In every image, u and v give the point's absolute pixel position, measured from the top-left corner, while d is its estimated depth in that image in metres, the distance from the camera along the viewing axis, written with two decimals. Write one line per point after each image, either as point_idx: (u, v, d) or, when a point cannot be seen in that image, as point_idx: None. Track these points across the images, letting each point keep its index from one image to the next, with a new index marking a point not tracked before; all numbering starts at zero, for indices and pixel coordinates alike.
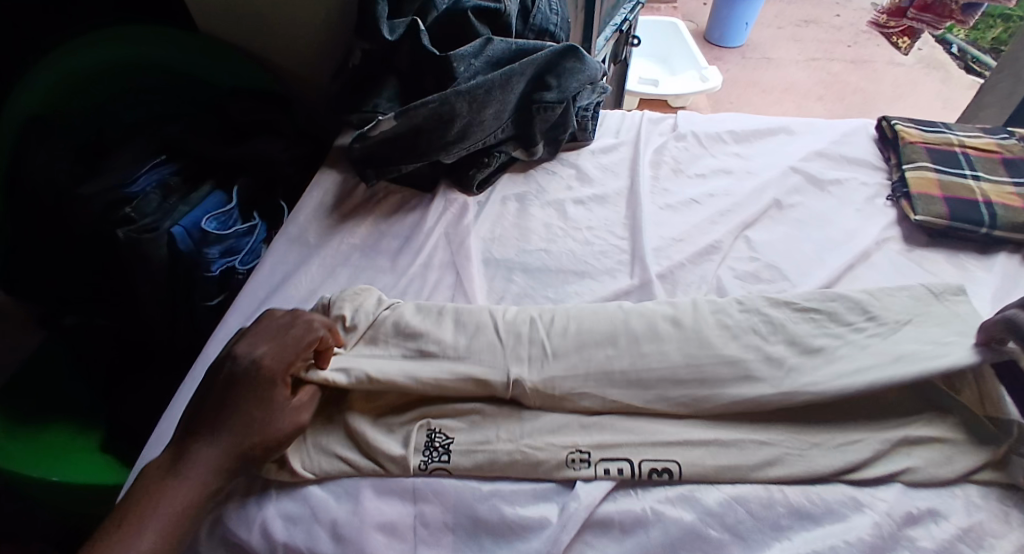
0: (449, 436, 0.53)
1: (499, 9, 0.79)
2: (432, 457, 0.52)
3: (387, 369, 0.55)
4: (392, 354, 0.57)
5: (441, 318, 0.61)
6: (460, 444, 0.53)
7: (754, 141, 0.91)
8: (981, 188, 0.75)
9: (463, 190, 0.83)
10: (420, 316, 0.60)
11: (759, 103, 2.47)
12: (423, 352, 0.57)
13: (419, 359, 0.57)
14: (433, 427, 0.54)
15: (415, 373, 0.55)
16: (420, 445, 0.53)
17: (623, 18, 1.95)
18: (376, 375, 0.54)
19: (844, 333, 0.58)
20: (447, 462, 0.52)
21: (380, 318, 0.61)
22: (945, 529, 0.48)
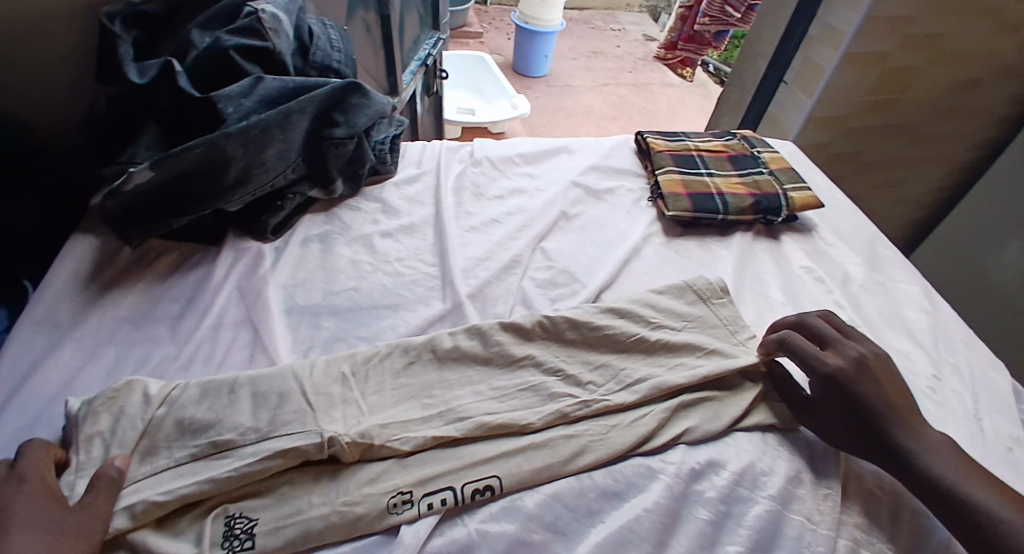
0: (252, 517, 0.48)
1: (267, 47, 0.76)
2: (233, 547, 0.46)
3: (173, 487, 0.47)
4: (174, 461, 0.49)
5: (236, 399, 0.54)
6: (267, 523, 0.47)
7: (542, 161, 0.99)
8: (715, 182, 0.91)
9: (256, 236, 0.77)
10: (208, 400, 0.53)
11: (566, 125, 2.74)
12: (218, 444, 0.50)
13: (213, 457, 0.50)
14: (232, 512, 0.48)
15: (210, 478, 0.48)
16: (217, 539, 0.46)
17: (427, 53, 2.03)
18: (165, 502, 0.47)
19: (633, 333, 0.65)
20: (252, 547, 0.46)
21: (157, 418, 0.51)
22: (725, 477, 0.55)
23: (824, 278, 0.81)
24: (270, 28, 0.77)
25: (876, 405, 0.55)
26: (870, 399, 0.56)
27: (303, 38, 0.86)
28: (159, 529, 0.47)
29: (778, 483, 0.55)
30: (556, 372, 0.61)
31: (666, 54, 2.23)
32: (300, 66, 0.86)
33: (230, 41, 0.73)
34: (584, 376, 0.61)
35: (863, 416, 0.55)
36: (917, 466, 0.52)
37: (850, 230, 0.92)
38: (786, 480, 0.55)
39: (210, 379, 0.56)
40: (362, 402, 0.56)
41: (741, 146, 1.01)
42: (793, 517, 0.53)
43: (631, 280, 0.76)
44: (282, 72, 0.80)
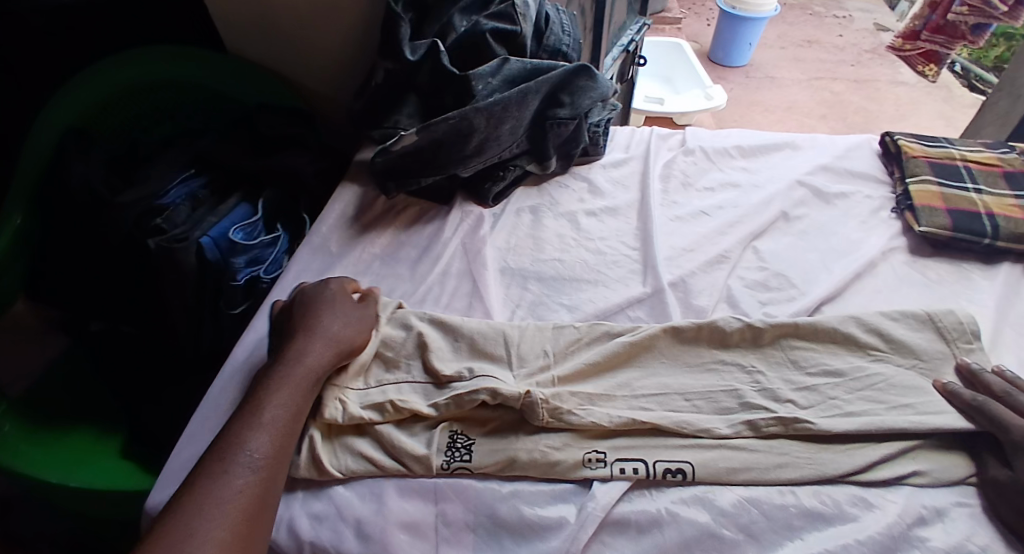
0: (470, 437, 0.55)
1: (516, 31, 0.83)
2: (454, 457, 0.54)
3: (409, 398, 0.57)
4: (413, 377, 0.59)
5: (459, 348, 0.62)
6: (482, 445, 0.55)
7: (761, 156, 0.93)
8: (984, 201, 0.77)
9: (478, 202, 0.86)
10: (442, 334, 0.63)
11: (765, 120, 2.51)
12: (444, 379, 0.58)
13: (438, 388, 0.58)
14: (455, 429, 0.56)
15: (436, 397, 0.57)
16: (441, 446, 0.55)
17: (630, 39, 2.01)
18: (403, 404, 0.56)
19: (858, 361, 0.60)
20: (468, 461, 0.54)
21: (398, 338, 0.62)
22: (961, 533, 0.49)
23: None
24: (521, 13, 0.84)
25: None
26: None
27: (541, 23, 0.92)
28: (397, 426, 0.57)
29: None
30: (751, 380, 0.59)
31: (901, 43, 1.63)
32: (534, 50, 0.92)
33: (487, 25, 0.81)
34: (784, 394, 0.57)
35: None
36: None
37: None
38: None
39: (441, 320, 0.64)
40: (555, 370, 0.60)
41: (1022, 161, 0.83)
42: None
43: (859, 297, 0.69)
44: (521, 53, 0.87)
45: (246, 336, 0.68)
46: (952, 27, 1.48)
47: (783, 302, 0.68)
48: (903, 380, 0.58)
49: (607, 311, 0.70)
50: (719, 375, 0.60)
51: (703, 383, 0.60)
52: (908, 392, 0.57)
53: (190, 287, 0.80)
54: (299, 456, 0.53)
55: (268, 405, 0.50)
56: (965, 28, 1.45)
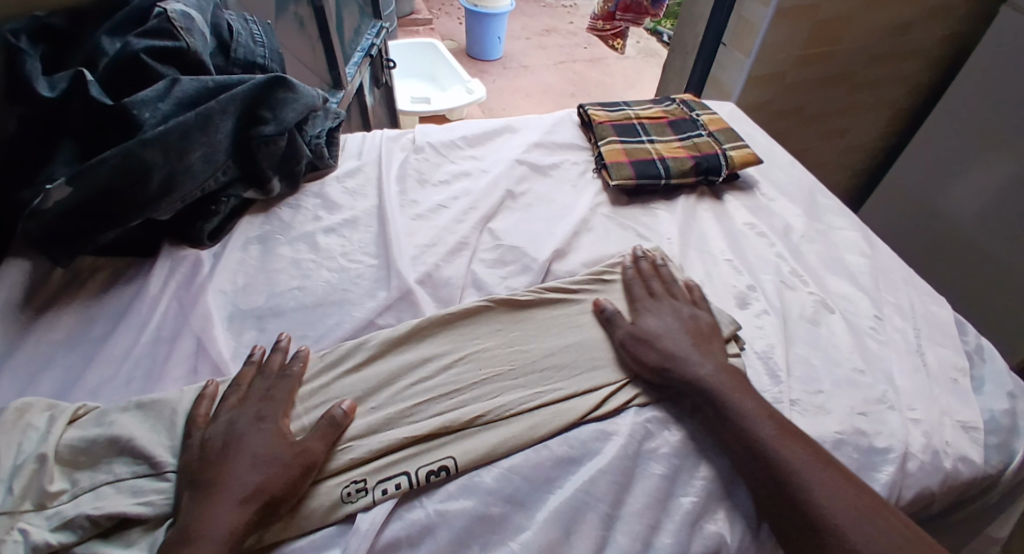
0: None
1: (181, 47, 0.73)
2: None
3: (110, 503, 0.46)
4: (115, 476, 0.48)
5: (177, 423, 0.52)
6: None
7: (486, 143, 0.99)
8: (656, 148, 0.91)
9: (193, 244, 0.75)
10: (153, 422, 0.52)
11: (523, 105, 2.72)
12: (159, 466, 0.49)
13: (154, 476, 0.49)
14: None
15: (151, 498, 0.47)
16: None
17: (371, 42, 1.99)
18: (100, 512, 0.46)
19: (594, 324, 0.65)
20: None
21: (92, 435, 0.50)
22: (677, 432, 0.57)
23: (767, 234, 0.82)
24: (182, 26, 0.73)
25: (705, 381, 0.57)
26: (703, 377, 0.57)
27: (222, 34, 0.83)
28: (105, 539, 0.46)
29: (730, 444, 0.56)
30: (507, 359, 0.61)
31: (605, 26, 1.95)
32: (222, 65, 0.83)
33: (139, 44, 0.69)
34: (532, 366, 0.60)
35: (706, 390, 0.56)
36: (766, 452, 0.51)
37: (793, 184, 0.93)
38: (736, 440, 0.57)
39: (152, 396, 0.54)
40: (304, 416, 0.54)
41: (678, 110, 1.01)
42: None
43: (579, 251, 0.77)
44: (202, 72, 0.77)
45: None
46: (637, 4, 1.84)
47: (516, 275, 0.73)
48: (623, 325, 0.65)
49: (356, 328, 0.66)
50: (476, 360, 0.61)
51: (463, 378, 0.59)
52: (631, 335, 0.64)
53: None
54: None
55: None
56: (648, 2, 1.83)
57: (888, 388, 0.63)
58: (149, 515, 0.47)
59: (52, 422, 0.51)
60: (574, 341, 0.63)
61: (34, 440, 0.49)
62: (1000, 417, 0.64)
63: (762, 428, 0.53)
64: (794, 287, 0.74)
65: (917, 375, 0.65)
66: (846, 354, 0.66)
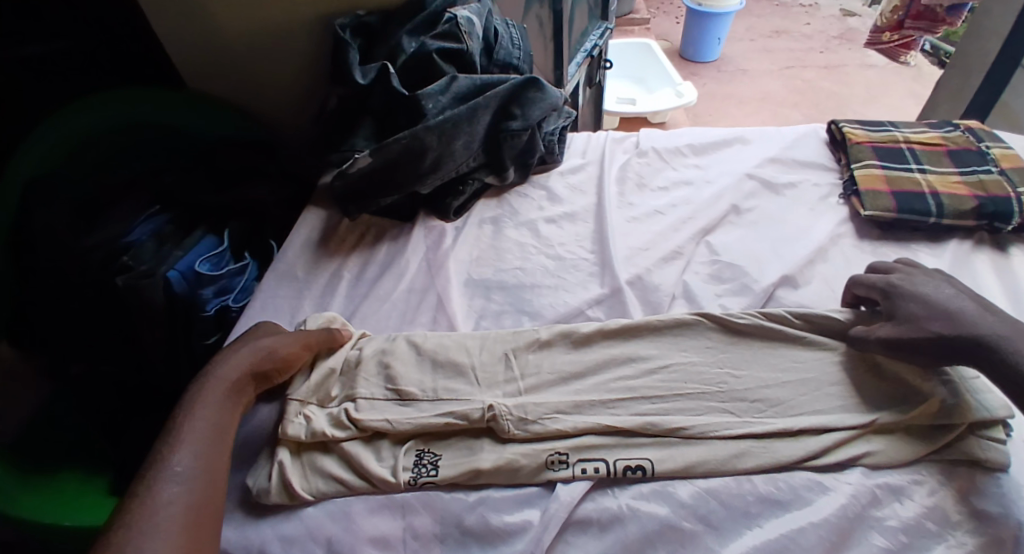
0: (437, 453, 0.56)
1: (462, 49, 0.85)
2: (421, 472, 0.55)
3: (369, 414, 0.58)
4: (372, 394, 0.60)
5: (424, 362, 0.63)
6: (447, 459, 0.56)
7: (713, 152, 0.96)
8: (927, 179, 0.79)
9: (440, 217, 0.87)
10: (407, 358, 0.63)
11: (738, 113, 2.54)
12: (404, 394, 0.60)
13: (401, 404, 0.60)
14: (422, 448, 0.57)
15: (395, 418, 0.58)
16: (408, 465, 0.56)
17: (593, 43, 2.05)
18: (364, 421, 0.57)
19: (818, 365, 0.61)
20: (435, 475, 0.55)
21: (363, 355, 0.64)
22: (911, 509, 0.50)
23: None
24: (466, 31, 0.85)
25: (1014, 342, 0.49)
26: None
27: (490, 38, 0.94)
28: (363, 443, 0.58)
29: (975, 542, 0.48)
30: (718, 380, 0.60)
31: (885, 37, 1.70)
32: (485, 65, 0.94)
33: (433, 45, 0.83)
34: (742, 395, 0.59)
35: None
36: None
37: None
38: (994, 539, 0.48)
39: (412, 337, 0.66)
40: (521, 382, 0.61)
41: (963, 139, 0.85)
42: None
43: (808, 282, 0.71)
44: (471, 71, 0.88)
45: None
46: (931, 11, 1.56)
47: (733, 295, 0.70)
48: (853, 376, 0.59)
49: (567, 315, 0.71)
50: (685, 372, 0.61)
51: (670, 388, 0.60)
52: (865, 391, 0.58)
53: (168, 327, 0.81)
54: (269, 480, 0.54)
55: (188, 430, 0.49)
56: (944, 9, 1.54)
57: None
58: (392, 431, 0.58)
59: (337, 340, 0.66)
60: (795, 379, 0.59)
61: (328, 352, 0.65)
62: None
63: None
64: None
65: None
66: None
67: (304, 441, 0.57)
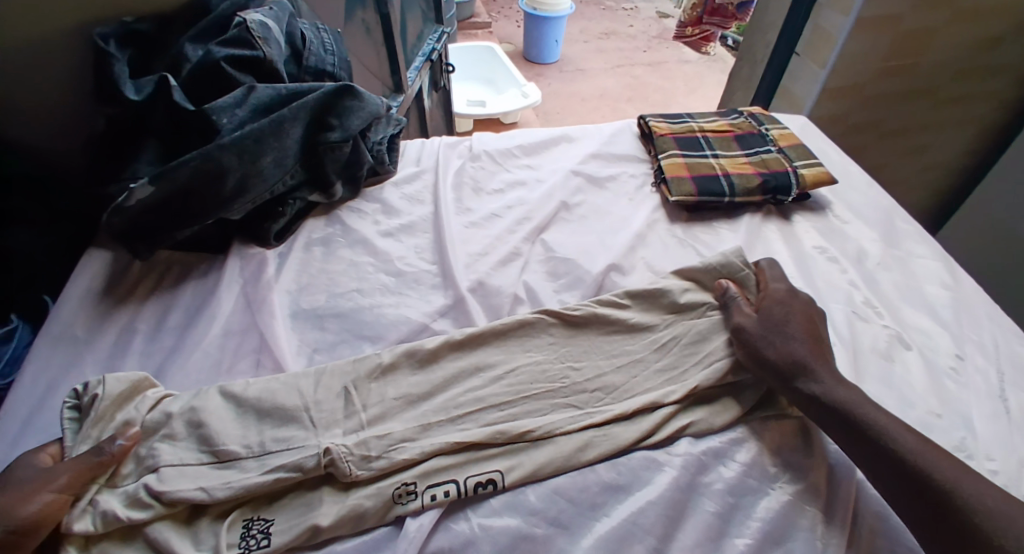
0: (269, 518, 0.49)
1: (258, 56, 0.76)
2: (250, 546, 0.48)
3: (178, 486, 0.49)
4: (181, 460, 0.51)
5: (246, 414, 0.55)
6: (281, 524, 0.49)
7: (542, 152, 0.98)
8: (720, 163, 0.88)
9: (260, 244, 0.78)
10: (226, 408, 0.55)
11: (580, 110, 2.69)
12: (223, 455, 0.52)
13: (220, 466, 0.51)
14: (250, 516, 0.49)
15: (212, 485, 0.49)
16: (234, 540, 0.48)
17: (432, 47, 2.02)
18: (172, 495, 0.48)
19: (655, 343, 0.63)
20: (268, 546, 0.48)
21: (167, 416, 0.53)
22: (733, 468, 0.55)
23: (838, 259, 0.78)
24: (260, 36, 0.77)
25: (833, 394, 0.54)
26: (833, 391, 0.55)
27: (296, 43, 0.86)
28: (175, 523, 0.49)
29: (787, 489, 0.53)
30: (562, 376, 0.60)
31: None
32: (295, 72, 0.86)
33: (219, 53, 0.73)
34: (583, 390, 0.59)
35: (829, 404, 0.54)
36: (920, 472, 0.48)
37: (867, 205, 0.87)
38: (798, 483, 0.54)
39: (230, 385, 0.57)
40: (363, 415, 0.56)
41: (747, 124, 0.96)
42: (807, 507, 0.52)
43: (634, 269, 0.75)
44: (276, 79, 0.80)
45: None
46: None
47: (568, 290, 0.72)
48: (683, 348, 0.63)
49: (410, 334, 0.68)
50: (531, 371, 0.60)
51: (518, 391, 0.58)
52: (694, 359, 0.62)
53: None
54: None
55: None
56: None
57: (965, 434, 0.58)
58: (211, 503, 0.49)
59: (142, 405, 0.54)
60: (626, 360, 0.62)
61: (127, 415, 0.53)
62: None
63: (905, 440, 0.50)
64: (863, 318, 0.69)
65: (1002, 423, 0.59)
66: (920, 395, 0.61)
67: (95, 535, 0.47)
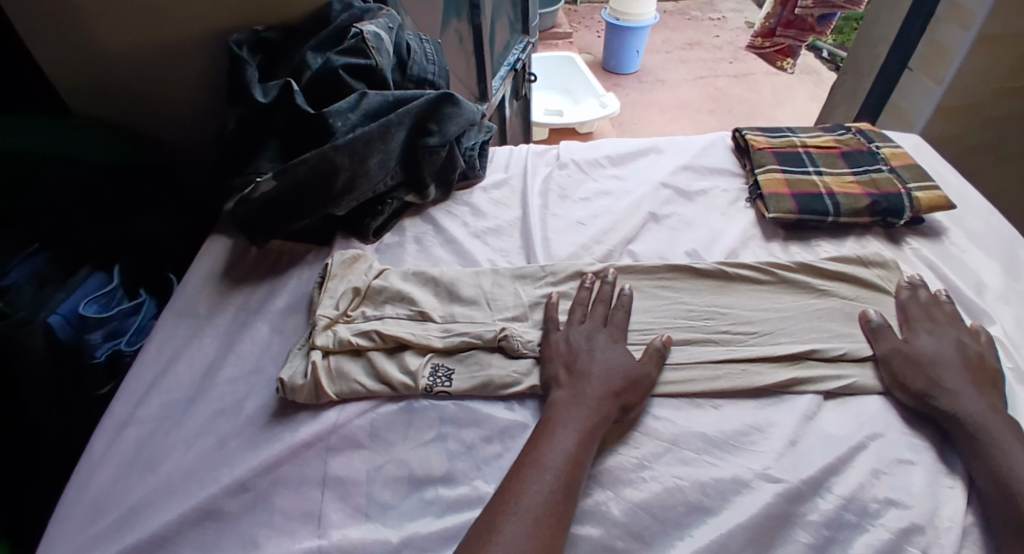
0: (452, 368, 0.63)
1: (370, 64, 0.81)
2: (437, 382, 0.62)
3: (393, 328, 0.66)
4: (398, 314, 0.68)
5: (443, 300, 0.70)
6: (462, 374, 0.63)
7: (630, 163, 0.98)
8: (824, 180, 0.83)
9: (360, 238, 0.82)
10: (427, 289, 0.71)
11: (662, 120, 2.65)
12: (427, 314, 0.67)
13: (421, 321, 0.67)
14: (438, 362, 0.64)
15: (418, 333, 0.66)
16: (427, 375, 0.63)
17: (517, 57, 2.06)
18: (387, 332, 0.65)
19: (785, 282, 0.71)
20: (450, 386, 0.62)
21: (374, 284, 0.71)
22: (831, 500, 0.52)
23: (954, 288, 0.71)
24: (373, 46, 0.82)
25: (979, 429, 0.53)
26: (966, 409, 0.55)
27: (402, 53, 0.91)
28: (386, 354, 0.65)
29: (895, 529, 0.49)
30: (701, 305, 0.69)
31: (759, 42, 1.88)
32: (399, 80, 0.91)
33: (338, 61, 0.79)
34: (732, 326, 0.66)
35: (964, 420, 0.54)
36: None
37: (987, 233, 0.80)
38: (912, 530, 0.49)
39: (440, 284, 0.72)
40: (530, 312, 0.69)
41: (855, 140, 0.91)
42: (916, 552, 0.48)
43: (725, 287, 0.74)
44: (383, 87, 0.85)
45: (105, 424, 0.63)
46: (801, 21, 1.73)
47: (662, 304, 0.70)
48: (818, 288, 0.70)
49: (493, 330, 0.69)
50: (675, 300, 0.70)
51: (665, 321, 0.68)
52: (844, 319, 0.67)
53: (45, 389, 0.71)
54: (297, 381, 0.61)
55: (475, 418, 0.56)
56: (813, 19, 1.71)
57: None
58: (415, 343, 0.65)
59: (367, 271, 0.73)
60: (773, 309, 0.68)
61: (359, 278, 0.72)
62: None
63: None
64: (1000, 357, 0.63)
65: None
66: None
67: (332, 349, 0.64)
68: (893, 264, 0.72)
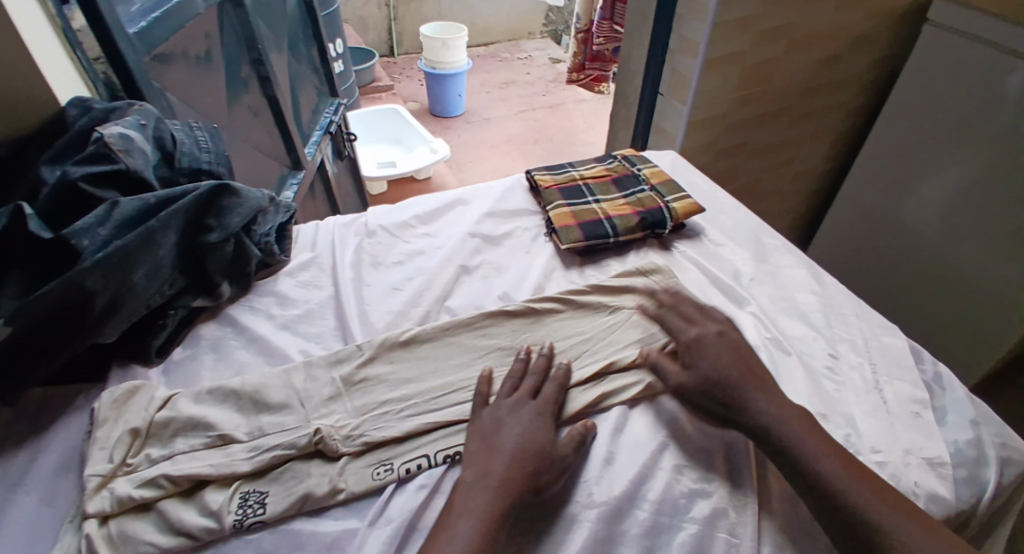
0: (263, 491, 0.58)
1: (119, 169, 0.73)
2: (247, 514, 0.56)
3: (187, 466, 0.58)
4: (191, 445, 0.61)
5: (246, 414, 0.64)
6: (275, 494, 0.57)
7: (438, 218, 1.00)
8: (601, 208, 0.93)
9: (143, 361, 0.73)
10: (225, 405, 0.65)
11: (492, 157, 2.78)
12: (227, 437, 0.61)
13: (220, 446, 0.61)
14: (246, 489, 0.58)
15: (217, 462, 0.59)
16: (234, 509, 0.56)
17: (329, 119, 2.02)
18: (178, 474, 0.57)
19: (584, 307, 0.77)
20: (262, 513, 0.56)
21: (159, 417, 0.62)
22: (646, 508, 0.56)
23: (717, 280, 0.83)
24: (121, 148, 0.73)
25: (756, 400, 0.60)
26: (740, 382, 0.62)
27: (165, 145, 0.83)
28: (182, 498, 0.58)
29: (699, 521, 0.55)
30: (514, 347, 0.72)
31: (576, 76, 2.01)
32: (167, 175, 0.83)
33: (76, 172, 0.70)
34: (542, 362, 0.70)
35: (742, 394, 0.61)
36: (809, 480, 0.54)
37: (736, 228, 0.94)
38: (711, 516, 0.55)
39: (242, 395, 0.66)
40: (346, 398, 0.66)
41: (621, 167, 1.03)
42: (717, 535, 0.54)
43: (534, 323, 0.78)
44: (145, 188, 0.77)
45: None
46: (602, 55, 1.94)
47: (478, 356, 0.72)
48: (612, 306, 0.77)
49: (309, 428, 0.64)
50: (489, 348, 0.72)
51: (483, 372, 0.69)
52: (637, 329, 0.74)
53: None
54: None
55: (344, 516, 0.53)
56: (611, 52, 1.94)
57: (850, 432, 0.62)
58: (215, 476, 0.58)
59: (149, 404, 0.64)
60: (577, 335, 0.73)
61: (138, 414, 0.63)
62: (966, 448, 0.62)
63: (812, 452, 0.55)
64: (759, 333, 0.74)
65: (873, 411, 0.64)
66: (806, 399, 0.65)
67: (110, 513, 0.56)
68: (666, 270, 0.83)
